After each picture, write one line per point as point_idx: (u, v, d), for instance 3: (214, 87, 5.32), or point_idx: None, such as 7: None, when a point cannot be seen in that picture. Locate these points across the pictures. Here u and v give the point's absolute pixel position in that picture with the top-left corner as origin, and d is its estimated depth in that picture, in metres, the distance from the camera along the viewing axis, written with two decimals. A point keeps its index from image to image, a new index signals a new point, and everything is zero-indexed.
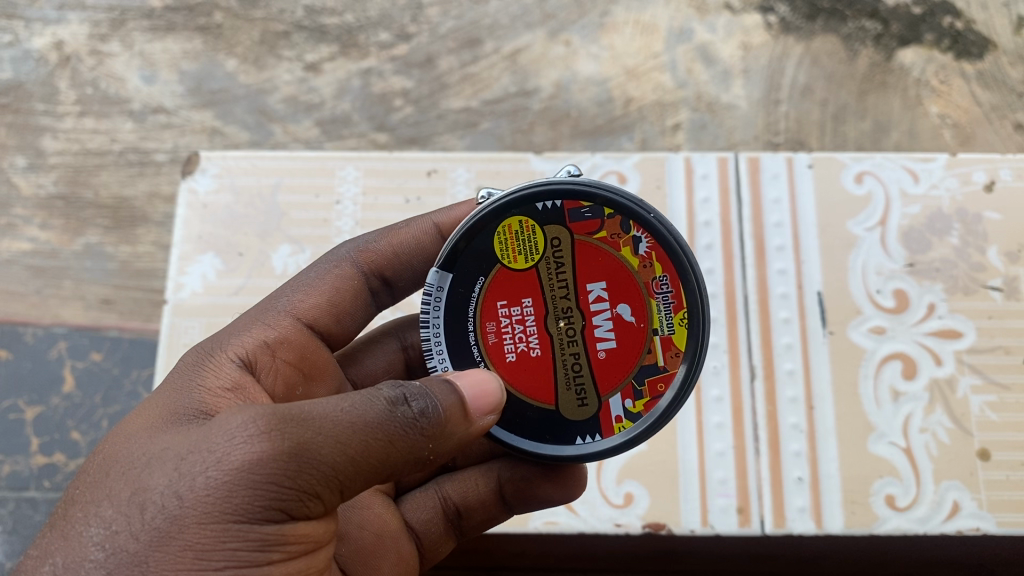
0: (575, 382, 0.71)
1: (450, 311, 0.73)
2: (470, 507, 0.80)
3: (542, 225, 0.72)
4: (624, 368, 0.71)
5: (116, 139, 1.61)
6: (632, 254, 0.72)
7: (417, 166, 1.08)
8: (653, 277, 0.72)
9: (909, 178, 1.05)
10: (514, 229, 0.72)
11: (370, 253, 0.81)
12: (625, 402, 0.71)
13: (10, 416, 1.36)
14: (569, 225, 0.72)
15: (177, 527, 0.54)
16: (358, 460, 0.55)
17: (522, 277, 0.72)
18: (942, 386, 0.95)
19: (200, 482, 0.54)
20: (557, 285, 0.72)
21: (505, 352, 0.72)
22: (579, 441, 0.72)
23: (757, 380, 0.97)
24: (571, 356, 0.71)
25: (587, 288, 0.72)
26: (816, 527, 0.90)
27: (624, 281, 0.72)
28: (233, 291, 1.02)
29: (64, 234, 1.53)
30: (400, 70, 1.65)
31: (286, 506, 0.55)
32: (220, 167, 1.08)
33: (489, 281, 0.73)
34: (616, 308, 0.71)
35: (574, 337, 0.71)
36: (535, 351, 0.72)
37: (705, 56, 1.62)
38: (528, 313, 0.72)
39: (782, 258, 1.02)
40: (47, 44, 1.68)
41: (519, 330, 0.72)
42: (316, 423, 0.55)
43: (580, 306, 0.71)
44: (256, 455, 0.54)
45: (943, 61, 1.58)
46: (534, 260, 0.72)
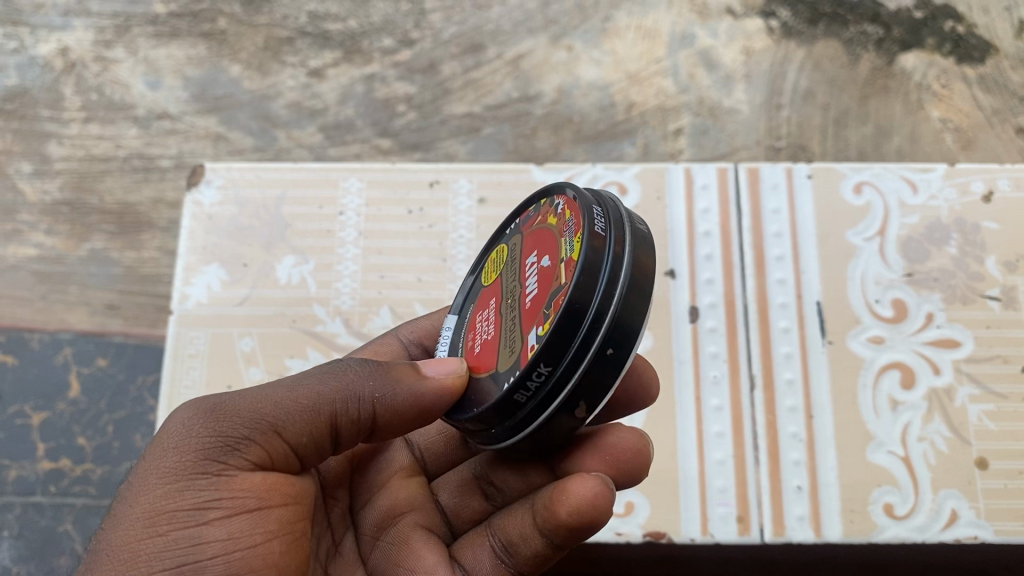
0: (508, 338, 0.66)
1: (452, 338, 0.78)
2: (514, 541, 0.70)
3: (508, 242, 0.77)
4: (538, 302, 0.63)
5: (121, 145, 1.62)
6: (552, 216, 0.69)
7: (419, 177, 1.09)
8: (563, 221, 0.66)
9: (908, 189, 1.06)
10: (493, 259, 0.78)
11: (411, 328, 0.87)
12: (536, 329, 0.61)
13: (16, 421, 1.37)
14: (522, 229, 0.75)
15: (127, 500, 0.61)
16: (290, 404, 0.64)
17: (492, 291, 0.75)
18: (941, 396, 0.95)
19: (146, 461, 0.63)
20: (508, 274, 0.72)
21: (473, 346, 0.72)
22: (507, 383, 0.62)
23: (757, 389, 0.97)
24: (509, 320, 0.67)
25: (525, 262, 0.70)
26: (815, 535, 0.91)
27: (545, 239, 0.68)
28: (237, 302, 1.03)
29: (70, 239, 1.55)
30: (403, 75, 1.66)
31: (227, 456, 0.62)
32: (224, 178, 1.10)
33: (477, 303, 0.77)
34: (539, 262, 0.67)
35: (514, 304, 0.68)
36: (492, 333, 0.70)
37: (707, 61, 1.63)
38: (491, 308, 0.73)
39: (781, 268, 1.03)
40: (52, 51, 1.70)
41: (486, 325, 0.72)
42: (253, 390, 0.66)
43: (520, 280, 0.69)
44: (185, 421, 0.64)
45: (944, 65, 1.59)
46: (500, 271, 0.75)
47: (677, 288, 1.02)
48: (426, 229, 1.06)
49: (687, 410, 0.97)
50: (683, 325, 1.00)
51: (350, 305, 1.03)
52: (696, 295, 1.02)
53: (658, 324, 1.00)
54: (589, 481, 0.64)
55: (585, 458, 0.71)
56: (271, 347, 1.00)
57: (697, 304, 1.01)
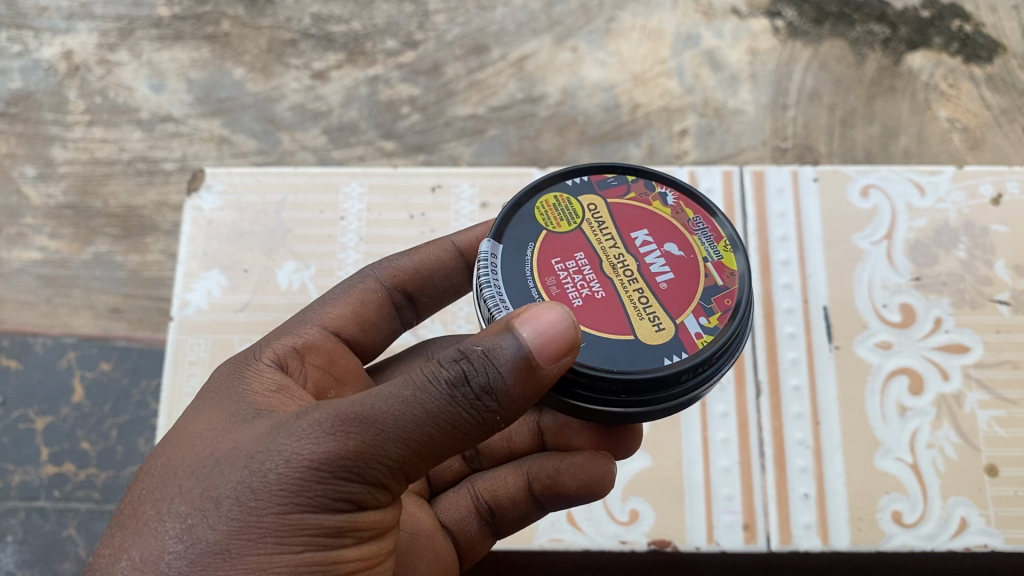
0: (646, 310, 0.63)
1: (510, 270, 0.65)
2: (501, 503, 0.76)
3: (576, 196, 0.70)
4: (689, 290, 0.65)
5: (125, 148, 1.62)
6: (662, 206, 0.70)
7: (421, 182, 1.08)
8: (688, 220, 0.69)
9: (915, 192, 1.04)
10: (552, 202, 0.70)
11: (393, 269, 0.78)
12: (699, 318, 0.63)
13: (20, 425, 1.36)
14: (600, 194, 0.71)
15: (253, 518, 0.53)
16: (424, 443, 0.53)
17: (568, 239, 0.67)
18: (949, 401, 0.94)
19: (269, 480, 0.53)
20: (604, 235, 0.67)
21: (570, 298, 0.63)
22: (666, 361, 0.61)
23: (763, 395, 0.96)
24: (641, 290, 0.64)
25: (631, 235, 0.67)
26: (822, 544, 0.90)
27: (663, 225, 0.69)
28: (238, 308, 1.02)
29: (74, 243, 1.54)
30: (407, 77, 1.65)
31: (355, 494, 0.54)
32: (225, 184, 1.09)
33: (540, 245, 0.67)
34: (664, 246, 0.67)
35: (635, 276, 0.65)
36: (598, 293, 0.64)
37: (712, 61, 1.62)
38: (583, 264, 0.66)
39: (787, 272, 1.02)
40: (56, 54, 1.69)
41: (578, 279, 0.65)
42: (379, 419, 0.53)
43: (629, 251, 0.66)
44: (324, 454, 0.53)
45: (951, 65, 1.58)
46: (576, 223, 0.68)
47: None
48: (427, 234, 1.05)
49: (693, 418, 0.95)
50: None
51: None
52: None
53: None
54: (595, 461, 0.73)
55: (584, 438, 0.76)
56: None
57: None
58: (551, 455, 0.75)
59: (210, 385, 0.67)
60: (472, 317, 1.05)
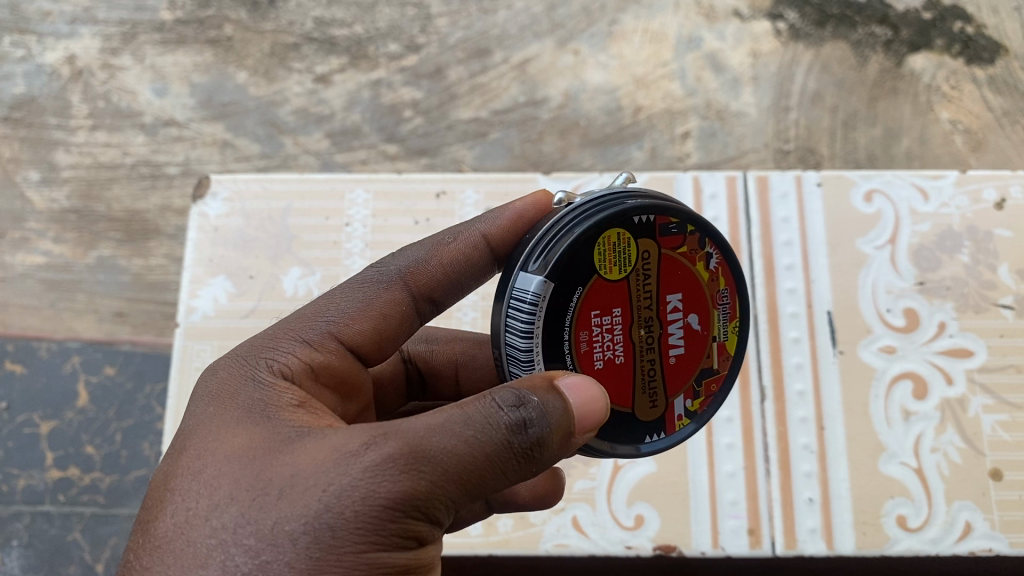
0: (648, 387, 0.68)
1: (552, 314, 0.63)
2: None
3: (636, 238, 0.65)
4: (689, 372, 0.70)
5: (128, 152, 1.62)
6: (703, 269, 0.69)
7: (426, 187, 1.08)
8: (717, 290, 0.70)
9: (919, 196, 1.04)
10: (612, 241, 0.64)
11: (418, 274, 0.72)
12: (686, 402, 0.71)
13: (25, 430, 1.38)
14: (657, 240, 0.66)
15: (332, 558, 0.50)
16: (481, 482, 0.53)
17: (614, 289, 0.65)
18: (954, 406, 0.94)
19: (346, 516, 0.51)
20: (644, 296, 0.66)
21: (594, 362, 0.65)
22: (648, 438, 0.69)
23: (767, 400, 0.96)
24: (650, 365, 0.68)
25: (666, 299, 0.67)
26: (827, 548, 0.90)
27: (695, 294, 0.69)
28: (244, 314, 1.02)
29: (77, 247, 1.55)
30: (410, 81, 1.66)
31: (420, 532, 0.53)
32: (230, 191, 1.09)
33: (586, 292, 0.64)
34: (688, 318, 0.69)
35: (653, 346, 0.68)
36: (619, 358, 0.66)
37: (714, 64, 1.63)
38: (617, 323, 0.66)
39: (791, 277, 1.02)
40: (59, 59, 1.70)
41: (608, 339, 0.66)
42: (447, 458, 0.52)
43: (658, 316, 0.67)
44: (401, 491, 0.51)
45: (953, 66, 1.58)
46: (627, 273, 0.65)
47: None
48: None
49: None
50: None
51: None
52: None
53: None
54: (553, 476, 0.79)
55: None
56: None
57: None
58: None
59: (220, 389, 0.62)
60: (477, 322, 1.06)
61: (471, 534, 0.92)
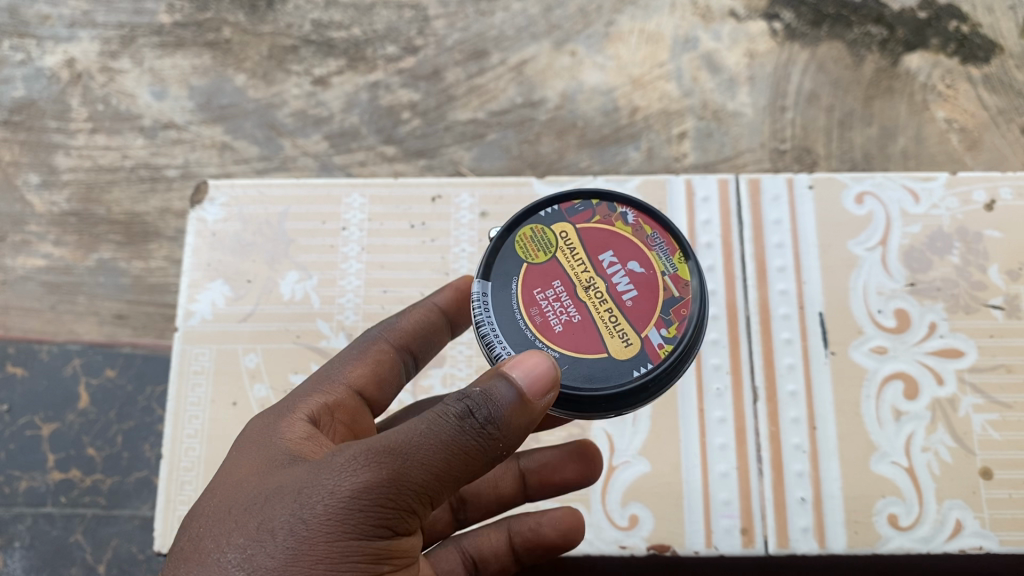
0: (617, 330, 0.66)
1: (499, 305, 0.67)
2: (485, 558, 0.80)
3: (545, 224, 0.71)
4: (650, 305, 0.67)
5: (127, 155, 1.63)
6: (624, 224, 0.71)
7: (421, 192, 1.04)
8: (645, 234, 0.71)
9: (910, 198, 1.01)
10: (523, 233, 0.71)
11: (398, 330, 0.78)
12: (660, 330, 0.66)
13: (26, 433, 1.39)
14: (568, 219, 0.72)
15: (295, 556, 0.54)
16: (447, 468, 0.55)
17: (544, 268, 0.69)
18: (944, 405, 0.92)
19: (308, 516, 0.54)
20: (576, 263, 0.69)
21: (553, 327, 0.66)
22: (637, 374, 0.64)
23: (760, 401, 0.93)
24: (608, 313, 0.66)
25: (599, 257, 0.69)
26: (819, 546, 0.88)
27: (627, 245, 0.70)
28: (242, 318, 0.99)
29: (78, 250, 1.56)
30: (408, 83, 1.67)
31: (389, 525, 0.55)
32: (228, 196, 1.05)
33: (519, 277, 0.68)
34: (628, 265, 0.69)
35: (606, 299, 0.67)
36: (577, 319, 0.66)
37: (710, 64, 1.64)
38: (560, 291, 0.68)
39: (783, 279, 0.98)
40: (58, 62, 1.71)
41: (559, 307, 0.67)
42: (402, 449, 0.55)
43: (599, 274, 0.68)
44: (356, 487, 0.54)
45: (948, 65, 1.59)
46: (551, 252, 0.69)
47: None
48: (427, 244, 1.02)
49: (690, 422, 0.92)
50: None
51: (354, 320, 0.99)
52: None
53: None
54: (567, 516, 0.80)
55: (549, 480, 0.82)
56: (275, 363, 0.96)
57: None
58: (531, 512, 0.81)
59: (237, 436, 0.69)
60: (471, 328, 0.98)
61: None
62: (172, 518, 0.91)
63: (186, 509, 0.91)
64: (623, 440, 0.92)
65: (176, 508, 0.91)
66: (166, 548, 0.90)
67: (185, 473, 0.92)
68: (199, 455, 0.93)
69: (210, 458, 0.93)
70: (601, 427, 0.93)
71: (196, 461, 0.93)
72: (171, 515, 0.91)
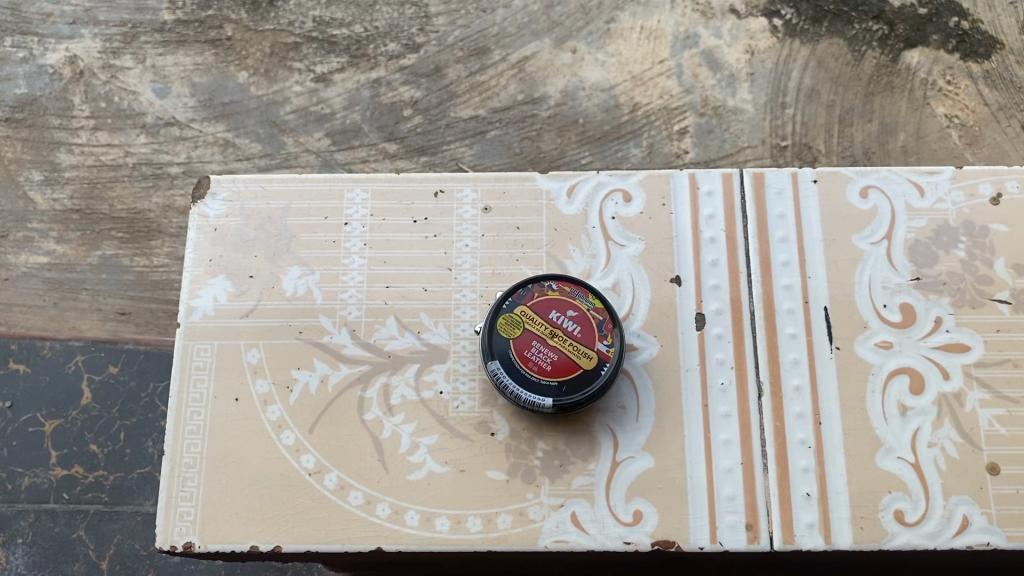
0: (582, 352, 0.89)
1: (511, 371, 0.88)
2: None
3: (507, 311, 0.91)
4: (592, 332, 0.90)
5: (130, 152, 1.78)
6: (554, 292, 0.93)
7: (424, 186, 1.04)
8: (568, 292, 0.93)
9: (915, 192, 1.00)
10: (499, 325, 0.91)
11: None
12: (604, 343, 0.90)
13: (31, 428, 1.52)
14: (519, 303, 0.92)
15: None
16: None
17: (522, 339, 0.90)
18: (950, 400, 0.91)
19: None
20: (541, 327, 0.90)
21: (550, 370, 0.88)
22: (604, 370, 0.88)
23: (764, 397, 0.92)
24: (573, 346, 0.89)
25: (551, 318, 0.91)
26: (825, 542, 0.87)
27: (564, 303, 0.92)
28: (244, 314, 0.98)
29: (81, 247, 1.70)
30: (409, 79, 1.83)
31: None
32: (229, 191, 1.03)
33: (512, 351, 0.89)
34: (569, 316, 0.91)
35: (568, 340, 0.90)
36: (561, 360, 0.88)
37: (710, 60, 1.82)
38: (541, 349, 0.89)
39: (788, 273, 0.97)
40: (61, 59, 1.86)
41: (547, 357, 0.89)
42: None
43: (556, 328, 0.90)
44: None
45: (950, 61, 1.80)
46: (520, 327, 0.90)
47: (682, 295, 0.96)
48: (430, 239, 1.01)
49: (694, 417, 0.92)
50: (689, 333, 0.95)
51: (357, 316, 0.98)
52: (701, 302, 0.96)
53: (665, 331, 0.95)
54: None
55: None
56: (278, 359, 0.96)
57: (704, 311, 0.95)
58: None
59: None
60: (477, 322, 0.97)
61: (409, 524, 0.89)
62: (175, 514, 0.90)
63: (189, 505, 0.90)
64: (626, 435, 0.91)
65: (179, 504, 0.91)
66: (168, 544, 0.89)
67: (187, 468, 0.92)
68: (202, 451, 0.93)
69: (213, 454, 0.93)
70: (605, 422, 0.91)
71: (198, 457, 0.92)
72: (174, 512, 0.90)
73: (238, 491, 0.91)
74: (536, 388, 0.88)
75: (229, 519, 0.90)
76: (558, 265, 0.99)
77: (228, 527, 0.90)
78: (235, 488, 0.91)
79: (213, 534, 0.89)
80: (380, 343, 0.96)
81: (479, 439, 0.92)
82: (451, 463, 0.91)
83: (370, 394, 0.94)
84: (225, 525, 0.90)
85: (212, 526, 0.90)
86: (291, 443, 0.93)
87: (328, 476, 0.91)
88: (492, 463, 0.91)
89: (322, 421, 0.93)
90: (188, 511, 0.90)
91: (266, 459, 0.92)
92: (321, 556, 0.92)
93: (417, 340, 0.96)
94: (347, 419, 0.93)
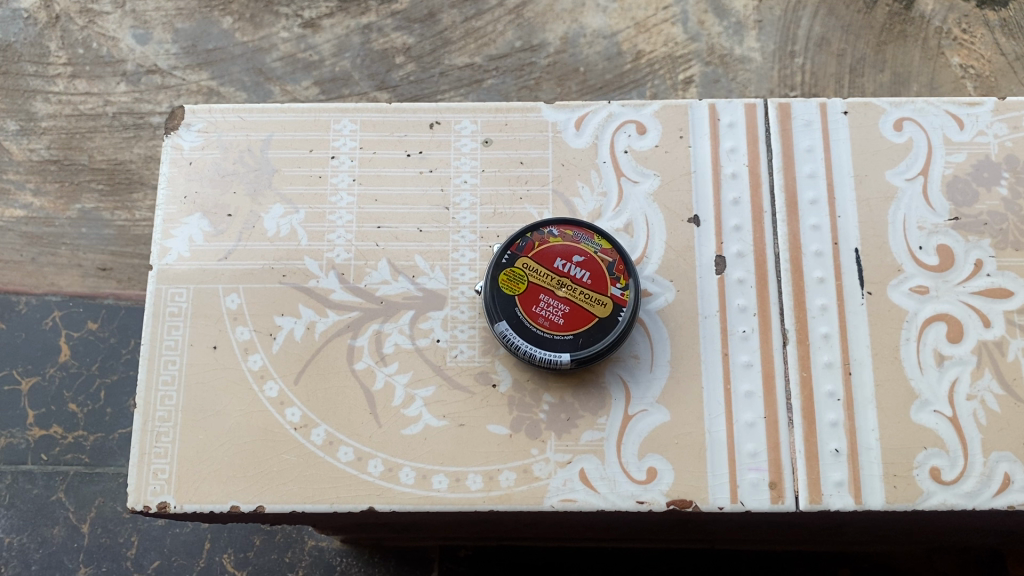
0: (594, 300, 0.82)
1: (520, 328, 0.81)
2: None
3: (509, 264, 0.83)
4: (601, 277, 0.83)
5: (109, 101, 1.68)
6: (554, 237, 0.85)
7: (418, 117, 0.95)
8: (571, 236, 0.85)
9: (954, 124, 0.92)
10: (503, 281, 0.82)
11: None
12: (617, 287, 0.82)
13: (6, 387, 1.44)
14: (520, 253, 0.84)
15: None
16: None
17: (529, 293, 0.82)
18: (991, 349, 0.84)
19: None
20: (546, 278, 0.82)
21: (562, 323, 0.81)
22: (620, 317, 0.81)
23: (789, 345, 0.85)
24: (583, 293, 0.82)
25: (557, 267, 0.83)
26: (854, 503, 0.80)
27: (568, 249, 0.84)
28: (222, 256, 0.90)
29: (58, 200, 1.61)
30: (401, 25, 1.73)
31: None
32: (206, 122, 0.95)
33: (518, 308, 0.82)
34: (575, 262, 0.83)
35: (577, 288, 0.82)
36: (571, 311, 0.81)
37: (717, 7, 1.73)
38: (550, 301, 0.82)
39: (816, 213, 0.89)
40: (35, 4, 1.76)
41: (556, 310, 0.81)
42: None
43: (563, 277, 0.83)
44: None
45: (965, 9, 1.72)
46: (525, 280, 0.82)
47: (701, 237, 0.89)
48: (425, 175, 0.93)
49: (711, 366, 0.84)
50: (708, 277, 0.87)
51: (346, 258, 0.90)
52: (722, 245, 0.88)
53: (681, 275, 0.87)
54: None
55: None
56: (261, 304, 0.88)
57: (724, 255, 0.88)
58: None
59: None
60: (476, 267, 0.89)
61: (403, 483, 0.82)
62: (149, 472, 0.83)
63: (163, 463, 0.83)
64: (639, 387, 0.84)
65: (152, 462, 0.83)
66: (141, 505, 0.82)
67: (161, 423, 0.84)
68: (177, 403, 0.85)
69: (188, 407, 0.85)
70: (617, 372, 0.84)
71: (173, 411, 0.85)
72: (147, 469, 0.83)
73: (218, 447, 0.84)
74: (549, 344, 0.81)
75: (208, 477, 0.83)
76: (565, 204, 0.91)
77: (206, 486, 0.82)
78: (213, 443, 0.84)
79: (190, 494, 0.82)
80: (371, 288, 0.88)
81: (479, 391, 0.84)
82: (450, 417, 0.84)
83: (361, 341, 0.86)
84: (202, 483, 0.82)
85: (189, 484, 0.82)
86: (274, 395, 0.85)
87: (315, 430, 0.84)
88: (493, 417, 0.83)
89: (309, 372, 0.86)
90: (163, 469, 0.83)
91: (247, 413, 0.85)
92: (308, 517, 0.85)
93: (410, 284, 0.88)
94: (336, 370, 0.86)
